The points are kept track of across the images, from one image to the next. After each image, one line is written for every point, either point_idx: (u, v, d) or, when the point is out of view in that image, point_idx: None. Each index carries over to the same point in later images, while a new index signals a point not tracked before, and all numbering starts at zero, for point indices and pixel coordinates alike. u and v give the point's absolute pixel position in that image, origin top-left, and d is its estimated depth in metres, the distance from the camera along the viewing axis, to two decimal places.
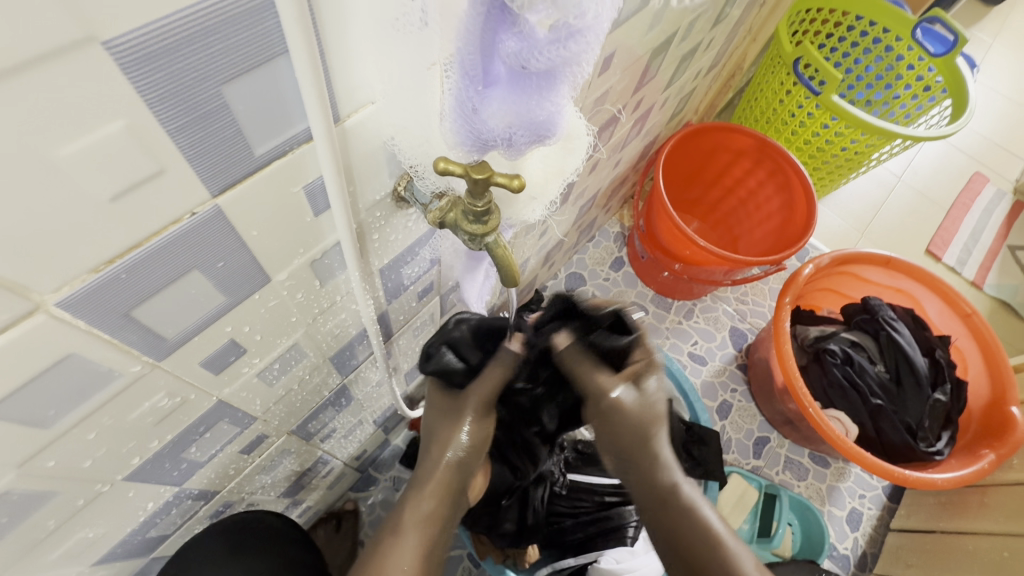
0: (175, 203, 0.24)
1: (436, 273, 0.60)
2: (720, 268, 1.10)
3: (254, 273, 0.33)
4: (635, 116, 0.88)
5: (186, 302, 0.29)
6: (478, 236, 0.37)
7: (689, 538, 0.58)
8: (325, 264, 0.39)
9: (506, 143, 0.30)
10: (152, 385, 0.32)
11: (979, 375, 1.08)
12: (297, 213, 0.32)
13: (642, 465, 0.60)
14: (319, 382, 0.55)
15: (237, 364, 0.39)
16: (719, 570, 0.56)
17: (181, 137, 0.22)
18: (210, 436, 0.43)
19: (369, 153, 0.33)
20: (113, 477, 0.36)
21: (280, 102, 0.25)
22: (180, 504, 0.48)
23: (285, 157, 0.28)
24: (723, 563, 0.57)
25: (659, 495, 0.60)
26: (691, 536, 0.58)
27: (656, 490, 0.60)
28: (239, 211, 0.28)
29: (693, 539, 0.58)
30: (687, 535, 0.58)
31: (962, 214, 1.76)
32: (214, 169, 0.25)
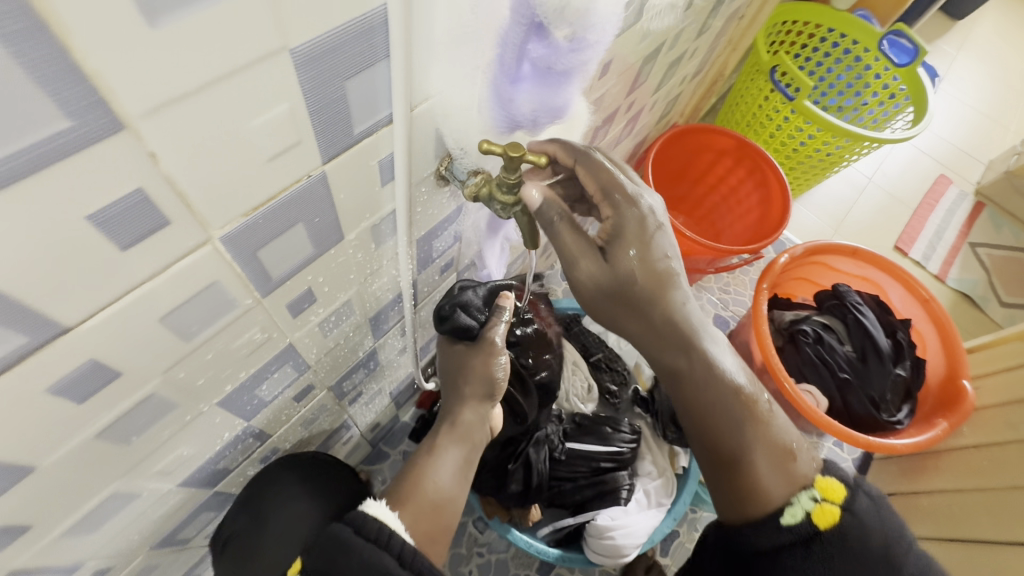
0: (301, 167, 0.33)
1: (456, 249, 0.69)
2: (704, 257, 1.21)
3: (334, 230, 0.41)
4: (628, 116, 0.98)
5: (290, 248, 0.38)
6: (508, 205, 0.46)
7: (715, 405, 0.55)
8: (380, 230, 0.47)
9: (532, 122, 0.43)
10: (254, 318, 0.40)
11: (936, 354, 1.19)
12: (371, 182, 0.40)
13: (672, 335, 0.53)
14: (357, 342, 0.63)
15: (308, 311, 0.47)
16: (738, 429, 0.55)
17: (316, 116, 0.31)
18: (277, 376, 0.51)
19: (425, 136, 0.42)
20: (212, 399, 0.44)
21: (377, 93, 0.33)
22: (244, 440, 0.55)
23: (372, 135, 0.36)
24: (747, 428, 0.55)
25: (685, 368, 0.55)
26: (707, 401, 0.55)
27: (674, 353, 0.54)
28: (336, 177, 0.36)
29: (713, 406, 0.55)
30: (712, 403, 0.55)
31: (927, 213, 1.89)
32: (328, 143, 0.33)
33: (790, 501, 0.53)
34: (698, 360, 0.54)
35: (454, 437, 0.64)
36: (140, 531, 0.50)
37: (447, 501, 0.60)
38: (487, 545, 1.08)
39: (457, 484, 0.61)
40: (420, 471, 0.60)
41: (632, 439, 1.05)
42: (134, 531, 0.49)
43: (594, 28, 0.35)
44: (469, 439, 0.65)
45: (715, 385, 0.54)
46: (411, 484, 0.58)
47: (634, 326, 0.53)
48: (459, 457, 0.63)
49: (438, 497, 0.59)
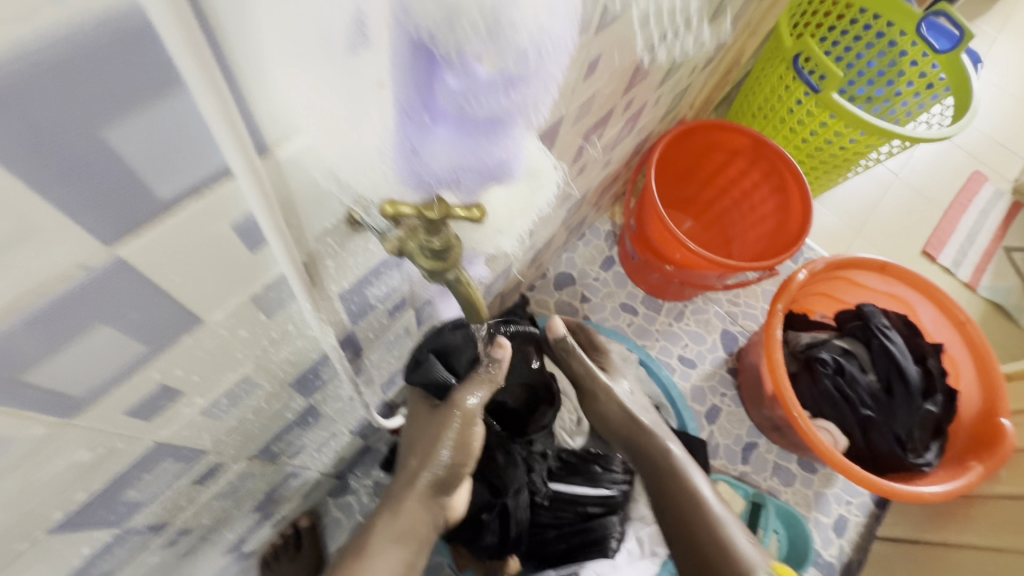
0: (55, 261, 0.20)
1: (407, 289, 0.56)
2: (711, 272, 1.07)
3: (181, 318, 0.29)
4: (626, 116, 0.84)
5: (94, 359, 0.26)
6: (437, 272, 0.33)
7: (684, 507, 0.77)
8: (270, 298, 0.35)
9: (453, 183, 0.26)
10: (66, 442, 0.29)
11: (971, 384, 1.06)
12: (229, 252, 0.28)
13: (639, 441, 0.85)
14: (280, 407, 0.52)
15: (174, 406, 0.35)
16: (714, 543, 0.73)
17: (53, 188, 0.18)
18: (151, 476, 0.40)
19: (312, 182, 0.29)
20: (33, 533, 0.32)
21: (185, 141, 0.21)
22: (127, 540, 0.45)
23: (202, 196, 0.24)
24: (718, 542, 0.73)
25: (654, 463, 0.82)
26: (683, 499, 0.78)
27: (656, 466, 0.82)
28: (150, 260, 0.24)
29: (690, 510, 0.76)
30: (680, 501, 0.78)
31: (959, 214, 1.73)
32: (108, 220, 0.21)
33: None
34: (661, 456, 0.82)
35: (396, 531, 0.64)
36: None
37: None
38: None
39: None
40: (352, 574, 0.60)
41: (624, 480, 0.95)
42: None
43: (540, 54, 0.20)
44: (410, 538, 0.64)
45: (680, 484, 0.79)
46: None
47: (630, 433, 0.86)
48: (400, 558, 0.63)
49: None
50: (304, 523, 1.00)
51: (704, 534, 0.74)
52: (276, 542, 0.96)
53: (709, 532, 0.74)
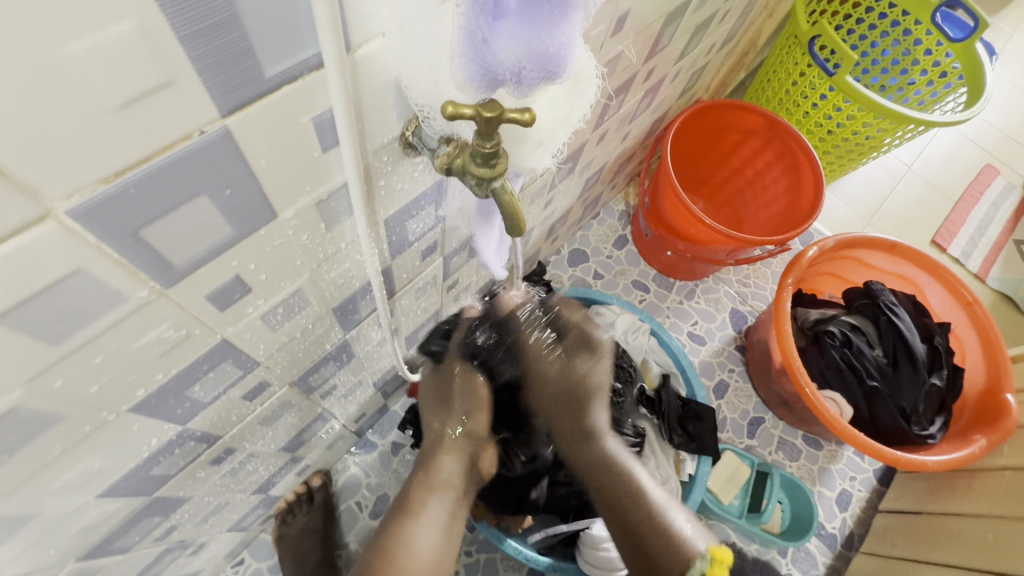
0: (181, 119, 0.24)
1: (440, 232, 0.60)
2: (723, 247, 1.10)
3: (260, 207, 0.33)
4: (645, 87, 0.87)
5: (192, 230, 0.30)
6: (485, 180, 0.36)
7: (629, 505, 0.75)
8: (330, 206, 0.39)
9: (515, 80, 0.30)
10: (158, 313, 0.33)
11: (976, 362, 1.08)
12: (305, 147, 0.32)
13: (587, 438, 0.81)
14: (321, 334, 0.55)
15: (242, 303, 0.39)
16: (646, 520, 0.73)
17: (189, 44, 0.22)
18: (214, 375, 0.44)
19: (380, 90, 0.33)
20: (118, 406, 0.36)
21: (291, 21, 0.25)
22: (184, 445, 0.49)
23: (295, 82, 0.27)
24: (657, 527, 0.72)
25: (593, 459, 0.81)
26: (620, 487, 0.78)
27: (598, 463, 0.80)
28: (248, 136, 0.28)
29: (624, 499, 0.76)
30: (621, 501, 0.76)
31: (970, 207, 1.74)
32: (226, 87, 0.25)
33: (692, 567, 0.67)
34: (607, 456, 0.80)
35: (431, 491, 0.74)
36: (62, 540, 0.46)
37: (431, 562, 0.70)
38: (475, 546, 1.02)
39: (439, 544, 0.72)
40: (400, 537, 0.70)
41: (636, 441, 0.97)
42: (57, 541, 0.45)
43: None
44: (444, 489, 0.75)
45: (618, 479, 0.78)
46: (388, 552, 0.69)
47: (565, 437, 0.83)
48: (440, 521, 0.73)
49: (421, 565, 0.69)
50: (317, 482, 1.00)
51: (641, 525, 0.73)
52: (290, 497, 0.96)
53: (653, 528, 0.72)
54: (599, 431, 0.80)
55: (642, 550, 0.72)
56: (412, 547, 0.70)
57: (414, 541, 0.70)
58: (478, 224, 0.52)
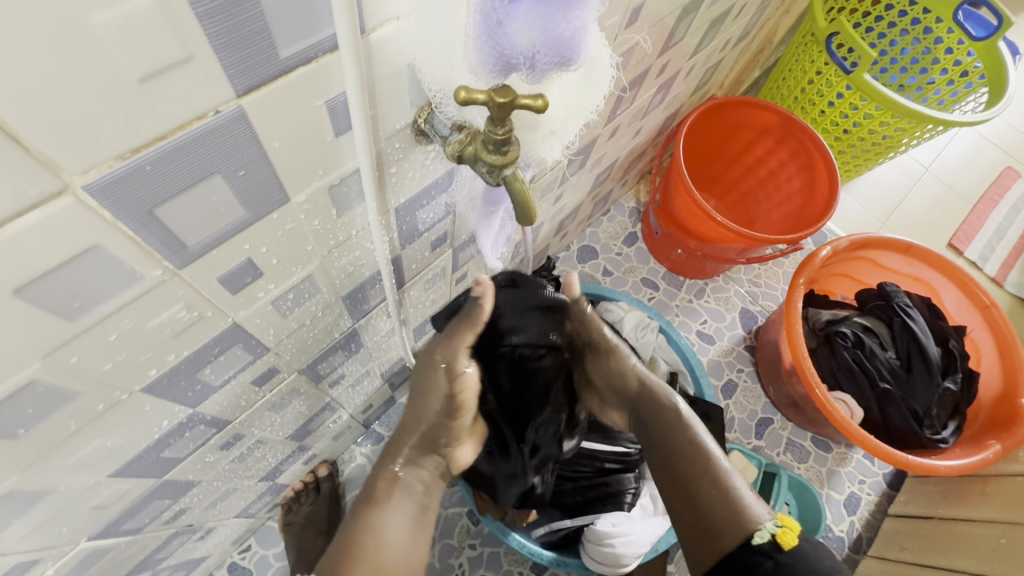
0: (200, 97, 0.24)
1: (450, 223, 0.60)
2: (735, 246, 1.09)
3: (273, 190, 0.33)
4: (659, 82, 0.86)
5: (207, 210, 0.30)
6: (496, 168, 0.36)
7: (689, 462, 0.62)
8: (342, 193, 0.39)
9: (529, 65, 0.30)
10: (171, 293, 0.33)
11: (992, 366, 1.06)
12: (319, 130, 0.32)
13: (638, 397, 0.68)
14: (330, 322, 0.56)
15: (253, 287, 0.39)
16: (708, 481, 0.60)
17: (208, 22, 0.22)
18: (224, 359, 0.44)
19: (393, 74, 0.33)
20: (131, 386, 0.37)
21: (307, 1, 0.25)
22: (194, 428, 0.49)
23: (310, 64, 0.28)
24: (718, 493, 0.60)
25: (645, 413, 0.67)
26: (686, 445, 0.63)
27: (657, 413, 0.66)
28: (262, 117, 0.28)
29: (688, 458, 0.62)
30: (681, 454, 0.63)
31: (988, 210, 1.71)
32: (241, 66, 0.25)
33: (757, 532, 0.56)
34: (665, 409, 0.66)
35: (403, 483, 0.59)
36: (74, 518, 0.47)
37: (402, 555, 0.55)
38: (479, 539, 1.02)
39: (411, 541, 0.57)
40: (367, 524, 0.55)
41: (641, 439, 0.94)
42: (69, 519, 0.46)
43: None
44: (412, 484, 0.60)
45: (680, 437, 0.63)
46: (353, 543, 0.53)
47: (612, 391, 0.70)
48: (411, 508, 0.58)
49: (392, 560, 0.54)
50: (324, 472, 1.01)
51: (697, 477, 0.61)
52: (297, 486, 0.97)
53: (712, 486, 0.60)
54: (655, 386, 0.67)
55: (701, 512, 0.60)
56: (382, 538, 0.54)
57: (382, 528, 0.55)
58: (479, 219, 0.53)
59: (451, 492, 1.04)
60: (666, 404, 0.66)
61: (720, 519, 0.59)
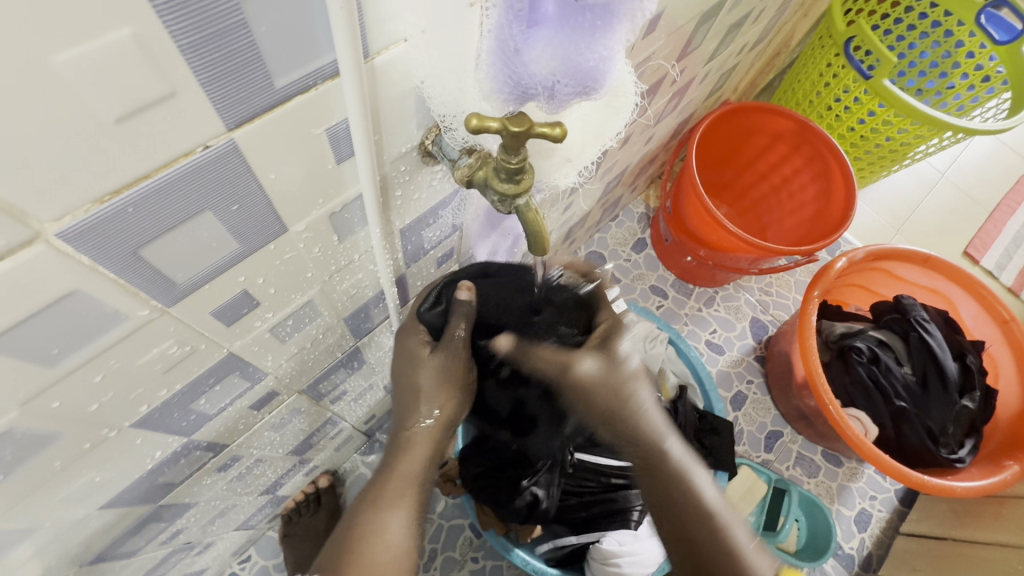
0: (185, 133, 0.22)
1: (457, 239, 0.57)
2: (747, 255, 1.07)
3: (270, 221, 0.31)
4: (674, 88, 0.83)
5: (198, 246, 0.28)
6: (508, 197, 0.34)
7: (684, 504, 0.60)
8: (344, 219, 0.37)
9: (548, 94, 0.28)
10: (161, 331, 0.31)
11: (1010, 383, 1.03)
12: (319, 158, 0.30)
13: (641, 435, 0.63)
14: (331, 343, 0.53)
15: (250, 317, 0.37)
16: (707, 531, 0.57)
17: (191, 53, 0.20)
18: (220, 388, 0.42)
19: (398, 98, 0.31)
20: (120, 423, 0.35)
21: (304, 26, 0.22)
22: (188, 455, 0.47)
23: (308, 92, 0.25)
24: (718, 539, 0.57)
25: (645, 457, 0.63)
26: (684, 500, 0.60)
27: (657, 466, 0.63)
28: (256, 149, 0.26)
29: (686, 511, 0.59)
30: (680, 508, 0.60)
31: (1006, 217, 1.66)
32: (231, 99, 0.22)
33: None
34: (665, 461, 0.62)
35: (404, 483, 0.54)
36: (64, 549, 0.45)
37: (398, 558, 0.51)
38: (482, 552, 1.00)
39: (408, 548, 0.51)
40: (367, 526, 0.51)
41: None
42: (60, 549, 0.44)
43: None
44: (415, 484, 0.54)
45: (680, 488, 0.60)
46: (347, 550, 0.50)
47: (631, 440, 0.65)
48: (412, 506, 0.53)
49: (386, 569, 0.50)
50: (325, 482, 1.00)
51: (692, 517, 0.59)
52: (298, 496, 0.96)
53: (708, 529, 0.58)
54: (657, 435, 0.63)
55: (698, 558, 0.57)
56: (383, 538, 0.51)
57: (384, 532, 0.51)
58: (479, 233, 0.55)
59: (455, 504, 1.03)
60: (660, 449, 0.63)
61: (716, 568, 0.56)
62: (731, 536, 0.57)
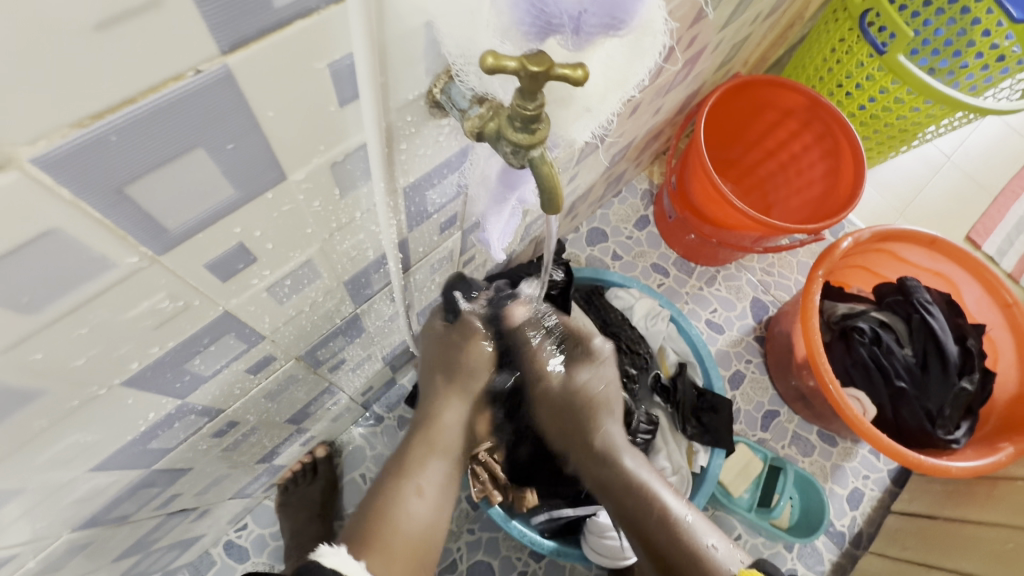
0: (172, 51, 0.20)
1: (461, 204, 0.55)
2: (751, 233, 1.05)
3: (268, 166, 0.29)
4: (686, 57, 0.80)
5: (189, 187, 0.26)
6: (522, 149, 0.32)
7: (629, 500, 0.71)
8: (346, 170, 0.34)
9: (572, 27, 0.25)
10: (151, 282, 0.29)
11: (1009, 367, 1.03)
12: (320, 97, 0.27)
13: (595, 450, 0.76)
14: (330, 308, 0.52)
15: (246, 274, 0.35)
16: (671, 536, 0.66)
17: None
18: (215, 349, 0.40)
19: (407, 34, 0.28)
20: (110, 380, 0.34)
21: None
22: (183, 419, 0.46)
23: (309, 19, 0.23)
24: (676, 537, 0.66)
25: (612, 485, 0.73)
26: (648, 514, 0.69)
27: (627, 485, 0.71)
28: (251, 79, 0.23)
29: (657, 530, 0.67)
30: (643, 524, 0.68)
31: (1010, 202, 1.65)
32: (225, 16, 0.20)
33: None
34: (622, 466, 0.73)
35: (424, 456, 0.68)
36: (57, 510, 0.44)
37: (417, 539, 0.62)
38: (478, 524, 1.00)
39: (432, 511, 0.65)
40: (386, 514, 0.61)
41: (648, 431, 0.97)
42: (53, 510, 0.44)
43: None
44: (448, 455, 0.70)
45: (640, 502, 0.70)
46: (378, 516, 0.61)
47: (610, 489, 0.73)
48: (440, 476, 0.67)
49: (413, 530, 0.62)
50: (322, 453, 0.99)
51: (669, 547, 0.65)
52: (296, 467, 0.96)
53: (664, 532, 0.66)
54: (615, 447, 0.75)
55: (650, 546, 0.67)
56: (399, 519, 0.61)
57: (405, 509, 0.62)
58: (489, 206, 0.48)
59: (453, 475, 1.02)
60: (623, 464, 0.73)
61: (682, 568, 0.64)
62: (690, 533, 0.66)
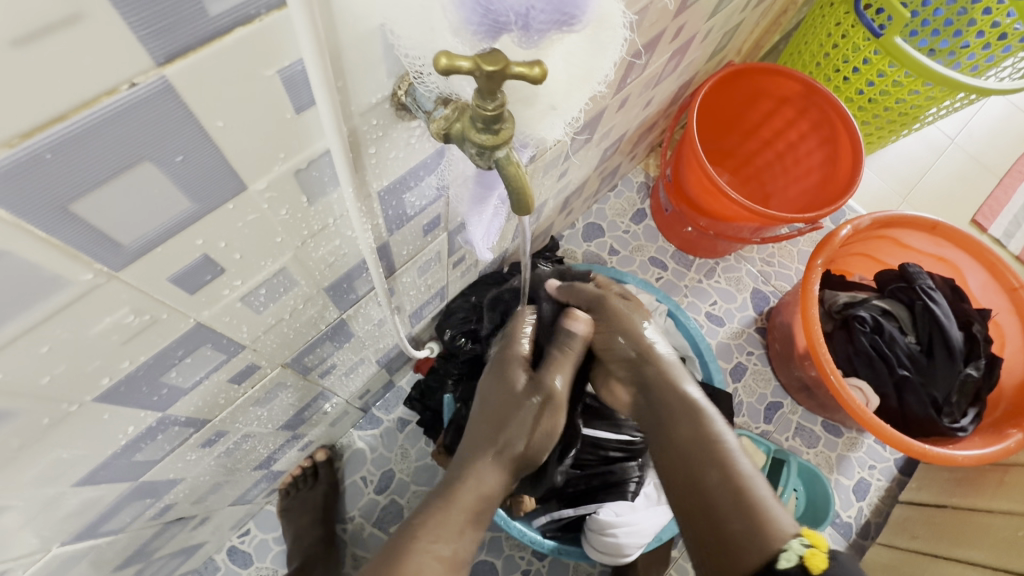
0: (103, 65, 0.19)
1: (443, 205, 0.55)
2: (748, 224, 1.03)
3: (224, 176, 0.28)
4: (673, 47, 0.78)
5: (139, 202, 0.25)
6: (487, 149, 0.31)
7: (697, 454, 0.53)
8: (312, 177, 0.34)
9: (521, 24, 0.25)
10: (113, 298, 0.29)
11: (1016, 352, 1.01)
12: (274, 105, 0.27)
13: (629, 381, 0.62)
14: (313, 315, 0.51)
15: (215, 285, 0.35)
16: (718, 478, 0.51)
17: None
18: (192, 361, 0.40)
19: (362, 38, 0.28)
20: (82, 397, 0.33)
21: None
22: (167, 430, 0.46)
23: (251, 25, 0.22)
24: (723, 472, 0.51)
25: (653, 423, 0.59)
26: (676, 400, 0.57)
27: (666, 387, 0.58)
28: (197, 90, 0.23)
29: (694, 454, 0.53)
30: (684, 444, 0.54)
31: (1016, 183, 1.61)
32: (157, 27, 0.20)
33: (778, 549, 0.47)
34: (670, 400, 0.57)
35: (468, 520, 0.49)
36: (45, 525, 0.44)
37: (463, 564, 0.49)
38: (480, 524, 1.00)
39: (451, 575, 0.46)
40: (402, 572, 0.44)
41: None
42: (39, 526, 0.44)
43: None
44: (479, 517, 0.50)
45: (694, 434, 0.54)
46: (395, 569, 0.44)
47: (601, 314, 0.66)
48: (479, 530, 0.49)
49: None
50: (322, 457, 1.00)
51: (720, 483, 0.51)
52: (296, 471, 0.97)
53: (717, 470, 0.52)
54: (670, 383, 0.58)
55: (702, 512, 0.51)
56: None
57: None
58: (468, 208, 0.48)
59: None
60: (674, 393, 0.57)
61: (738, 537, 0.49)
62: (747, 482, 0.51)
